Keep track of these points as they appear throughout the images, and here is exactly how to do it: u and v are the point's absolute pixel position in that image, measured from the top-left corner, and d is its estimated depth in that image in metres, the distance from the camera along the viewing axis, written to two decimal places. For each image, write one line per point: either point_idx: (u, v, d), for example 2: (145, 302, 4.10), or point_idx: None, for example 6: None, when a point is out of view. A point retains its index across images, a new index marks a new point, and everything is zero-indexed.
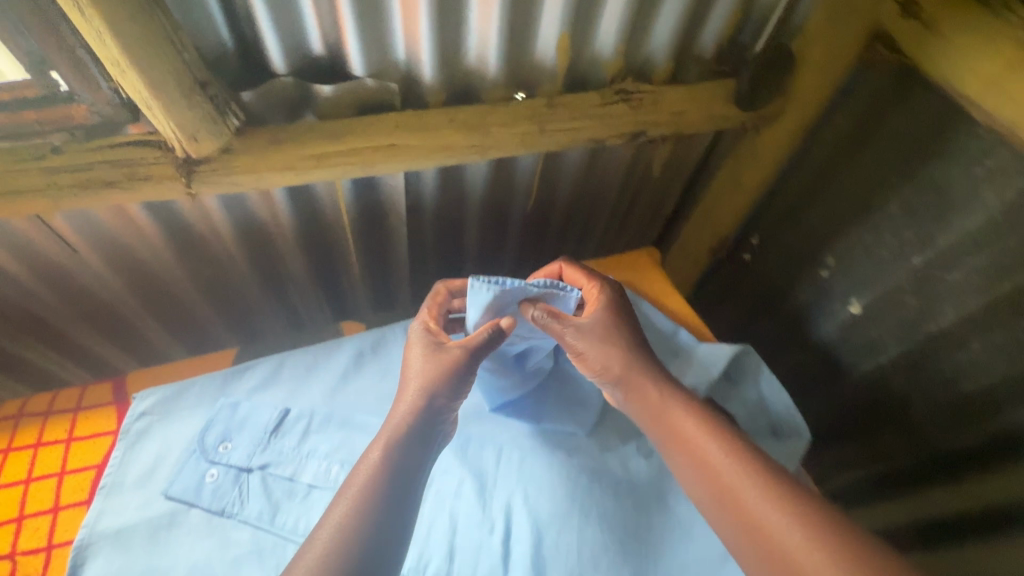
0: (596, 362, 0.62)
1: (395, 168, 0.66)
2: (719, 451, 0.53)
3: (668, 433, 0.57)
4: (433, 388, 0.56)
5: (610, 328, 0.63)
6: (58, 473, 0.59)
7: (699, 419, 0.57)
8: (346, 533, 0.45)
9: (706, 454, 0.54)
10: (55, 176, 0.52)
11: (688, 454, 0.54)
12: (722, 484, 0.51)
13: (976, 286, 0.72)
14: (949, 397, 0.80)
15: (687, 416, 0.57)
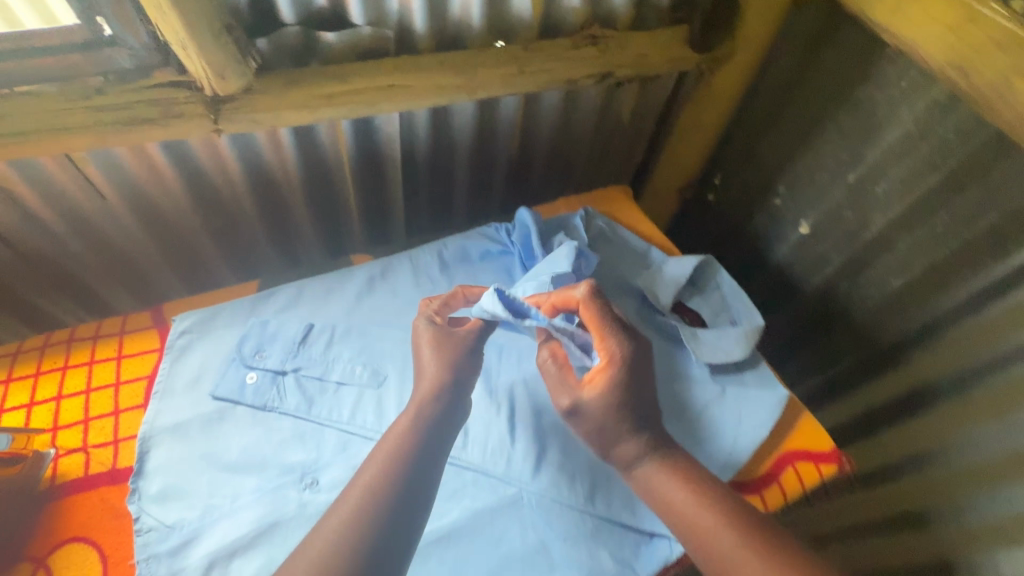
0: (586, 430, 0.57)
1: (394, 108, 0.74)
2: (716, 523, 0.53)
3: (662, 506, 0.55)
4: (451, 367, 0.60)
5: (612, 412, 0.56)
6: (114, 383, 0.66)
7: (691, 481, 0.56)
8: (374, 493, 0.51)
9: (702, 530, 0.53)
10: (100, 116, 0.60)
11: (685, 530, 0.54)
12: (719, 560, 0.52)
13: (899, 192, 0.84)
14: (883, 295, 0.92)
15: (678, 490, 0.55)
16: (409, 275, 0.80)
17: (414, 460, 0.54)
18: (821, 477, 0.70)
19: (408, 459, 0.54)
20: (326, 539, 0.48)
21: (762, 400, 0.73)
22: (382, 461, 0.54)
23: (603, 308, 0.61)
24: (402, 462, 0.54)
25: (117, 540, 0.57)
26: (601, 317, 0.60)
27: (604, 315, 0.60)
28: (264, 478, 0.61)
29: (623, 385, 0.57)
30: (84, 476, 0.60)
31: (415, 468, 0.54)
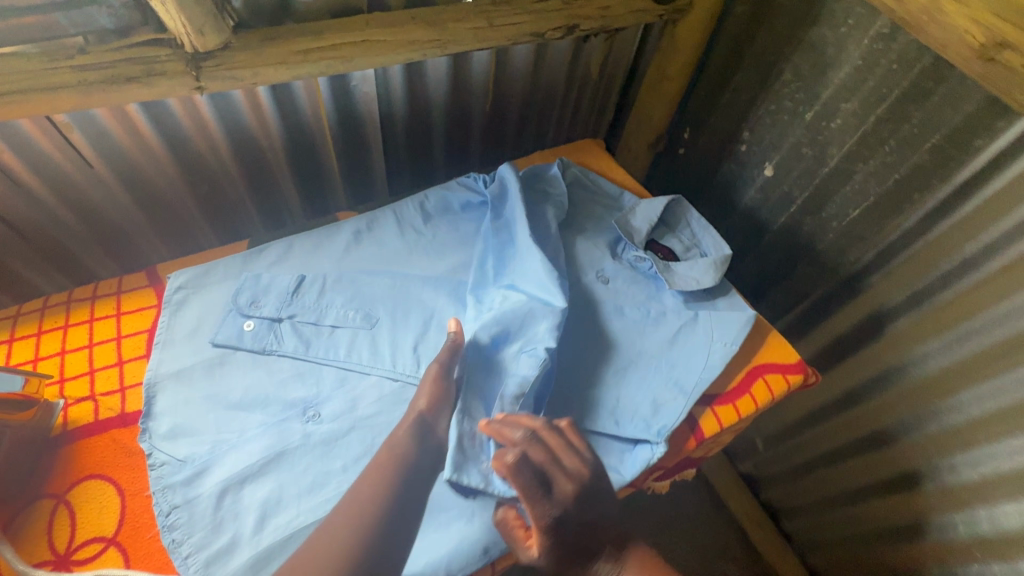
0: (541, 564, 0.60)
1: (370, 63, 0.77)
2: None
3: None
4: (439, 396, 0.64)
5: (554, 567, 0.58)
6: (115, 337, 0.69)
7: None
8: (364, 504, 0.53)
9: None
10: (84, 74, 0.62)
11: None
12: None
13: (853, 126, 0.90)
14: (843, 226, 0.98)
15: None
16: (394, 227, 0.83)
17: (405, 478, 0.56)
18: (789, 387, 0.76)
19: (402, 475, 0.57)
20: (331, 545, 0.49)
21: (732, 316, 0.78)
22: (373, 478, 0.56)
23: (530, 477, 0.58)
24: (393, 477, 0.56)
25: (132, 476, 0.60)
26: (526, 498, 0.58)
27: (528, 490, 0.58)
28: (268, 414, 0.65)
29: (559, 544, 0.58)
30: (94, 420, 0.63)
31: (406, 486, 0.56)
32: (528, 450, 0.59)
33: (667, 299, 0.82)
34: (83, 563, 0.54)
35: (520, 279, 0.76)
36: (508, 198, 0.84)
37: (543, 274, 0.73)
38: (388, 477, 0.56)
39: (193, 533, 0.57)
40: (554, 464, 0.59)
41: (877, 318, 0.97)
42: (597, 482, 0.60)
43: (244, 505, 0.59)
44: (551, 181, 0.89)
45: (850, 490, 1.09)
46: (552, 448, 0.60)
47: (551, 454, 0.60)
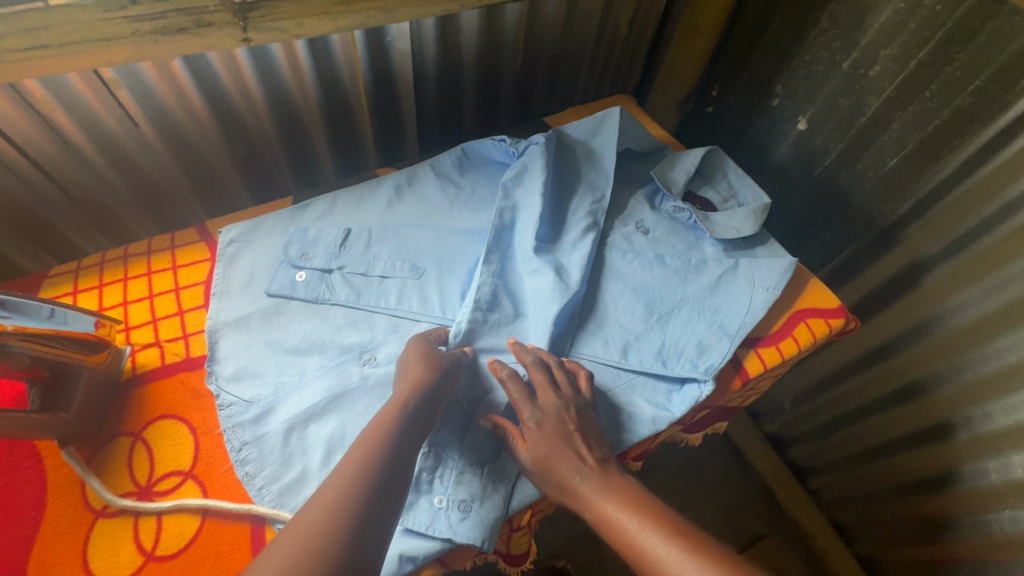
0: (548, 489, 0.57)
1: (409, 14, 0.77)
2: (673, 552, 0.48)
3: (597, 509, 0.53)
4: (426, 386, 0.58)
5: (546, 473, 0.56)
6: (174, 288, 0.71)
7: (638, 506, 0.53)
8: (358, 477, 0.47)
9: (661, 568, 0.48)
10: (137, 25, 0.63)
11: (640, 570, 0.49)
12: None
13: (892, 73, 0.88)
14: (879, 177, 0.97)
15: (627, 517, 0.52)
16: (433, 182, 0.84)
17: (400, 444, 0.52)
18: (829, 329, 0.77)
19: (401, 437, 0.53)
20: (319, 508, 0.44)
21: (770, 260, 0.79)
22: (370, 437, 0.52)
23: (524, 386, 0.61)
24: (388, 451, 0.51)
25: (202, 415, 0.63)
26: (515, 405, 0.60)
27: (521, 397, 0.60)
28: (326, 358, 0.67)
29: (545, 445, 0.57)
30: (161, 365, 0.65)
31: (403, 451, 0.52)
32: (531, 369, 0.62)
33: (707, 248, 0.82)
34: (165, 494, 0.57)
35: (518, 274, 0.74)
36: (533, 179, 0.78)
37: (537, 281, 0.72)
38: (382, 445, 0.51)
39: (265, 467, 0.59)
40: (553, 385, 0.61)
41: (914, 269, 0.97)
42: (584, 408, 0.61)
43: (311, 441, 0.61)
44: (593, 160, 0.84)
45: (880, 445, 1.10)
46: (557, 369, 0.62)
47: (552, 377, 0.61)
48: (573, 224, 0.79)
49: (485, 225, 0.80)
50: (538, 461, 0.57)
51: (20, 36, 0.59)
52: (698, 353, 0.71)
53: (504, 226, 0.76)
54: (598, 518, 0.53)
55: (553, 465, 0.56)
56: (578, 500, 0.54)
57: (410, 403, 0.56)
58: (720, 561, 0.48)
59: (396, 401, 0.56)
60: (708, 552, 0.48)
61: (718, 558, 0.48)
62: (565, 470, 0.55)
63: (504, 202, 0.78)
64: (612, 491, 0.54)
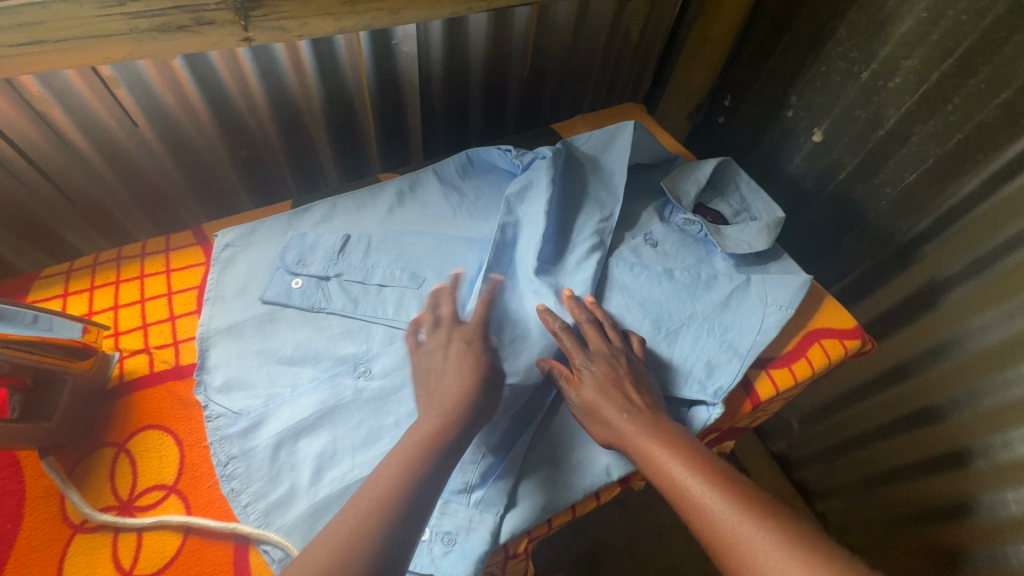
0: (598, 430, 0.60)
1: (416, 16, 0.75)
2: (715, 495, 0.51)
3: (642, 446, 0.56)
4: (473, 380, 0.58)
5: (597, 410, 0.59)
6: (166, 293, 0.69)
7: (682, 450, 0.55)
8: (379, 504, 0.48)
9: (702, 507, 0.51)
10: (135, 22, 0.61)
11: (681, 505, 0.53)
12: (704, 521, 0.51)
13: (912, 85, 0.86)
14: (896, 193, 0.94)
15: (672, 460, 0.54)
16: (436, 189, 0.82)
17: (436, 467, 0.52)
18: (846, 350, 0.74)
19: (432, 465, 0.52)
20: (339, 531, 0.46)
21: (784, 278, 0.76)
22: (401, 459, 0.52)
23: (576, 338, 0.64)
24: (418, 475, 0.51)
25: (189, 426, 0.60)
26: (567, 350, 0.64)
27: (572, 345, 0.64)
28: (320, 369, 0.65)
29: (598, 387, 0.60)
30: (149, 373, 0.63)
31: (432, 481, 0.51)
32: (583, 323, 0.66)
33: (719, 263, 0.79)
34: (146, 509, 0.55)
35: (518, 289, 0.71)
36: (539, 192, 0.75)
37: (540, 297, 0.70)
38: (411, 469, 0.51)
39: (251, 483, 0.57)
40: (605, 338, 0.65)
41: (932, 288, 0.93)
42: (634, 361, 0.64)
43: (301, 457, 0.59)
44: (600, 173, 0.81)
45: (893, 469, 1.06)
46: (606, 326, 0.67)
47: (605, 332, 0.66)
48: (577, 240, 0.76)
49: (487, 235, 0.78)
50: (585, 400, 0.61)
51: (14, 31, 0.57)
52: (706, 374, 0.68)
53: (505, 241, 0.74)
54: (642, 456, 0.56)
55: (602, 406, 0.59)
56: (623, 438, 0.58)
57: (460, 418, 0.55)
58: (760, 507, 0.51)
59: (450, 407, 0.55)
60: (749, 500, 0.51)
61: (757, 505, 0.50)
62: (608, 408, 0.59)
63: (507, 215, 0.75)
64: (658, 434, 0.57)
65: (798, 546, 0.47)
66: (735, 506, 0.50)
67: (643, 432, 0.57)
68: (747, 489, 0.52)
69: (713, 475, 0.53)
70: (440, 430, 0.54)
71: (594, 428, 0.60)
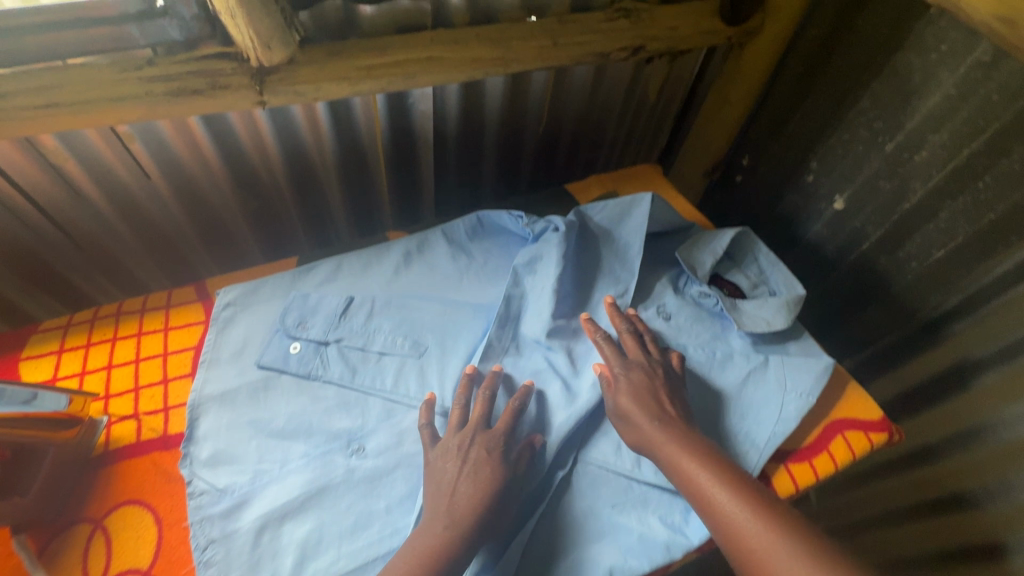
0: (630, 433, 0.62)
1: (432, 80, 0.75)
2: (738, 505, 0.54)
3: (670, 454, 0.59)
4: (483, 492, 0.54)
5: (632, 410, 0.62)
6: (162, 353, 0.67)
7: (709, 460, 0.58)
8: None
9: (727, 517, 0.54)
10: (151, 86, 0.61)
11: (708, 512, 0.55)
12: (728, 529, 0.54)
13: (940, 159, 0.82)
14: (921, 268, 0.91)
15: (700, 469, 0.57)
16: (444, 249, 0.80)
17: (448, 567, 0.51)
18: (871, 445, 0.69)
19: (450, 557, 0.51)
20: None
21: (805, 362, 0.72)
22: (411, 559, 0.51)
23: (616, 346, 0.68)
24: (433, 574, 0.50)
25: (171, 503, 0.57)
26: (607, 352, 0.67)
27: (611, 353, 0.67)
28: (312, 445, 0.62)
29: (636, 395, 0.62)
30: (136, 442, 0.60)
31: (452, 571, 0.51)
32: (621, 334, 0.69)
33: (735, 340, 0.76)
34: None
35: (521, 366, 0.70)
36: (547, 271, 0.73)
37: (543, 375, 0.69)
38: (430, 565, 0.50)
39: (229, 570, 0.53)
40: (642, 347, 0.68)
41: (961, 369, 0.90)
42: (669, 376, 0.66)
43: (284, 543, 0.55)
44: (613, 244, 0.80)
45: (928, 553, 1.02)
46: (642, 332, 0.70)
47: (643, 345, 0.68)
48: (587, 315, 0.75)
49: (493, 301, 0.76)
50: (620, 403, 0.63)
51: (31, 95, 0.57)
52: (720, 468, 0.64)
53: (508, 315, 0.72)
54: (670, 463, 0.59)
55: (635, 411, 0.61)
56: (654, 446, 0.60)
57: (468, 519, 0.53)
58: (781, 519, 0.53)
59: (453, 513, 0.53)
60: (772, 512, 0.54)
61: (781, 517, 0.53)
62: (640, 413, 0.61)
63: (513, 286, 0.74)
64: (688, 445, 0.59)
65: (816, 559, 0.50)
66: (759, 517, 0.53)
67: (671, 441, 0.59)
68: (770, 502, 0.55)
69: (740, 486, 0.56)
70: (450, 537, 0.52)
71: (625, 430, 0.63)
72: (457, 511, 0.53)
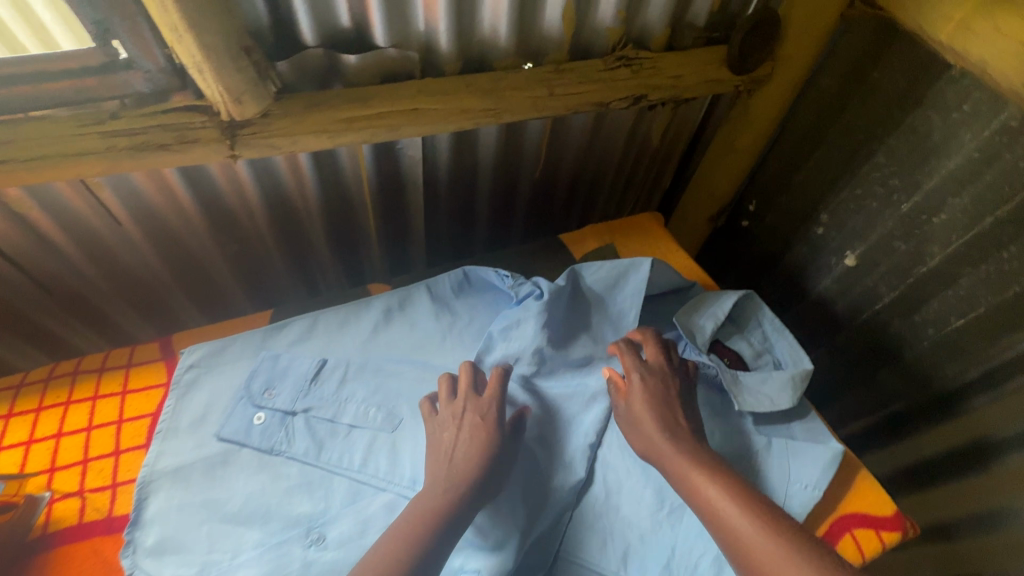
0: (640, 440, 0.60)
1: (417, 131, 0.71)
2: (748, 520, 0.51)
3: (678, 466, 0.56)
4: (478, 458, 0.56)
5: (647, 412, 0.60)
6: (116, 421, 0.63)
7: (719, 475, 0.55)
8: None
9: (737, 534, 0.50)
10: (113, 140, 0.57)
11: (717, 531, 0.52)
12: (736, 546, 0.50)
13: (961, 224, 0.76)
14: (937, 336, 0.84)
15: (707, 481, 0.54)
16: (427, 306, 0.75)
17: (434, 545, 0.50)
18: (883, 546, 0.63)
19: (436, 531, 0.51)
20: None
21: (813, 449, 0.66)
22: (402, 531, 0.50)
23: (635, 352, 0.66)
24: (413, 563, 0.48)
25: None
26: (624, 354, 0.65)
27: (629, 357, 0.65)
28: (267, 533, 0.57)
29: (653, 406, 0.60)
30: (78, 524, 0.56)
31: (437, 549, 0.50)
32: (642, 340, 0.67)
33: (735, 418, 0.70)
34: None
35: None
36: (524, 339, 0.70)
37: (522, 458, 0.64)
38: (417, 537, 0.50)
39: None
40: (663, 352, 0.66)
41: (984, 446, 0.84)
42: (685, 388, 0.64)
43: None
44: (606, 309, 0.76)
45: None
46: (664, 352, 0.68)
47: (666, 351, 0.66)
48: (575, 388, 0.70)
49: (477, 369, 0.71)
50: (632, 409, 0.62)
51: None
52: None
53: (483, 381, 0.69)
54: (679, 477, 0.56)
55: (648, 416, 0.60)
56: (661, 455, 0.58)
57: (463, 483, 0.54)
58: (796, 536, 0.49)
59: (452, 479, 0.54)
60: (783, 525, 0.50)
61: (795, 533, 0.49)
62: (652, 420, 0.60)
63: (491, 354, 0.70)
64: (697, 461, 0.56)
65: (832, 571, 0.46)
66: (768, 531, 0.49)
67: (679, 452, 0.57)
68: (781, 515, 0.51)
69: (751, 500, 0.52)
70: (447, 503, 0.53)
71: (636, 436, 0.61)
72: (445, 516, 0.52)
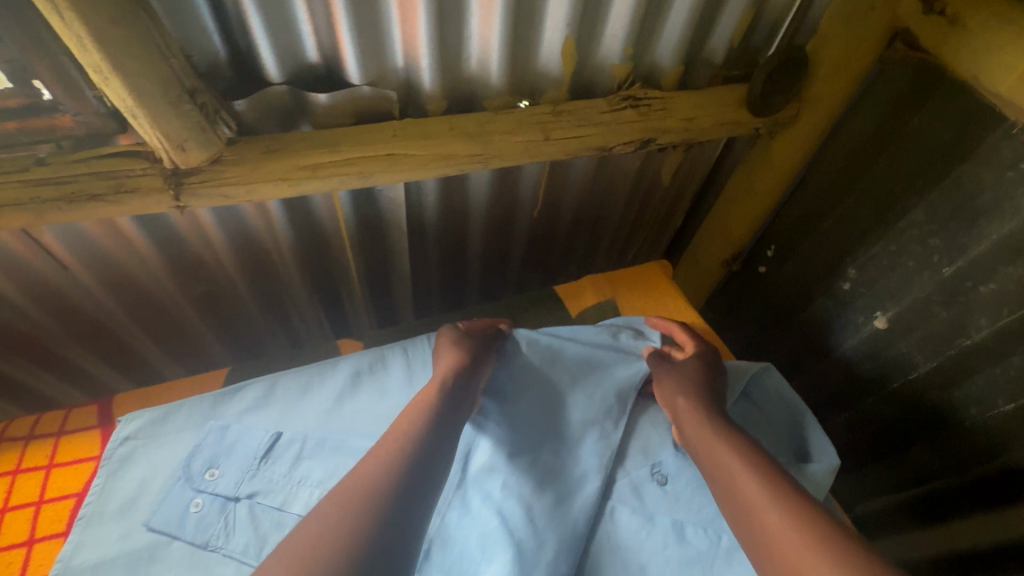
0: (668, 392, 0.63)
1: (394, 178, 0.63)
2: (770, 502, 0.47)
3: (706, 442, 0.55)
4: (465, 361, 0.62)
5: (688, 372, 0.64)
6: (35, 502, 0.57)
7: (751, 457, 0.52)
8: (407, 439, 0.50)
9: (757, 511, 0.47)
10: (38, 191, 0.50)
11: (737, 517, 0.49)
12: (757, 532, 0.46)
13: (1015, 297, 0.64)
14: (981, 419, 0.72)
15: (737, 460, 0.52)
16: (402, 371, 0.67)
17: (436, 421, 0.53)
18: None
19: (438, 416, 0.54)
20: (372, 463, 0.47)
21: None
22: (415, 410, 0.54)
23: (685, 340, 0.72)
24: (426, 428, 0.52)
25: None
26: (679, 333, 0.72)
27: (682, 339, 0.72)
28: None
29: (687, 373, 0.64)
30: None
31: (442, 426, 0.53)
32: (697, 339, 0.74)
33: None
34: None
35: (466, 526, 0.57)
36: (508, 401, 0.65)
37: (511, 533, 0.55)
38: (428, 411, 0.54)
39: None
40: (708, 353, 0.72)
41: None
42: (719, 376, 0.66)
43: None
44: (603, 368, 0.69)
45: None
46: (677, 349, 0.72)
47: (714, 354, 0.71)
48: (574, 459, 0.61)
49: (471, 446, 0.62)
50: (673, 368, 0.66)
51: None
52: None
53: (462, 455, 0.62)
54: (706, 453, 0.55)
55: (687, 377, 0.64)
56: (690, 415, 0.59)
57: (453, 377, 0.59)
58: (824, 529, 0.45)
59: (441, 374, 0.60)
60: (814, 516, 0.46)
61: (825, 528, 0.44)
62: (686, 383, 0.63)
63: (471, 433, 0.63)
64: (730, 442, 0.54)
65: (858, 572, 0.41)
66: (780, 504, 0.47)
67: (714, 424, 0.56)
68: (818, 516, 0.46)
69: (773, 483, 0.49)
70: (444, 391, 0.57)
71: (666, 393, 0.63)
72: (439, 394, 0.57)
